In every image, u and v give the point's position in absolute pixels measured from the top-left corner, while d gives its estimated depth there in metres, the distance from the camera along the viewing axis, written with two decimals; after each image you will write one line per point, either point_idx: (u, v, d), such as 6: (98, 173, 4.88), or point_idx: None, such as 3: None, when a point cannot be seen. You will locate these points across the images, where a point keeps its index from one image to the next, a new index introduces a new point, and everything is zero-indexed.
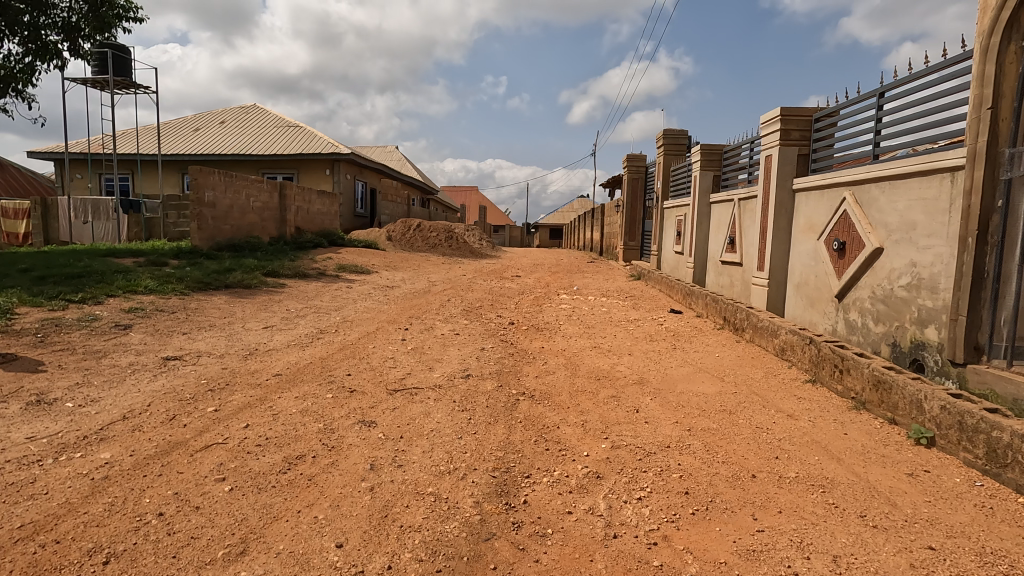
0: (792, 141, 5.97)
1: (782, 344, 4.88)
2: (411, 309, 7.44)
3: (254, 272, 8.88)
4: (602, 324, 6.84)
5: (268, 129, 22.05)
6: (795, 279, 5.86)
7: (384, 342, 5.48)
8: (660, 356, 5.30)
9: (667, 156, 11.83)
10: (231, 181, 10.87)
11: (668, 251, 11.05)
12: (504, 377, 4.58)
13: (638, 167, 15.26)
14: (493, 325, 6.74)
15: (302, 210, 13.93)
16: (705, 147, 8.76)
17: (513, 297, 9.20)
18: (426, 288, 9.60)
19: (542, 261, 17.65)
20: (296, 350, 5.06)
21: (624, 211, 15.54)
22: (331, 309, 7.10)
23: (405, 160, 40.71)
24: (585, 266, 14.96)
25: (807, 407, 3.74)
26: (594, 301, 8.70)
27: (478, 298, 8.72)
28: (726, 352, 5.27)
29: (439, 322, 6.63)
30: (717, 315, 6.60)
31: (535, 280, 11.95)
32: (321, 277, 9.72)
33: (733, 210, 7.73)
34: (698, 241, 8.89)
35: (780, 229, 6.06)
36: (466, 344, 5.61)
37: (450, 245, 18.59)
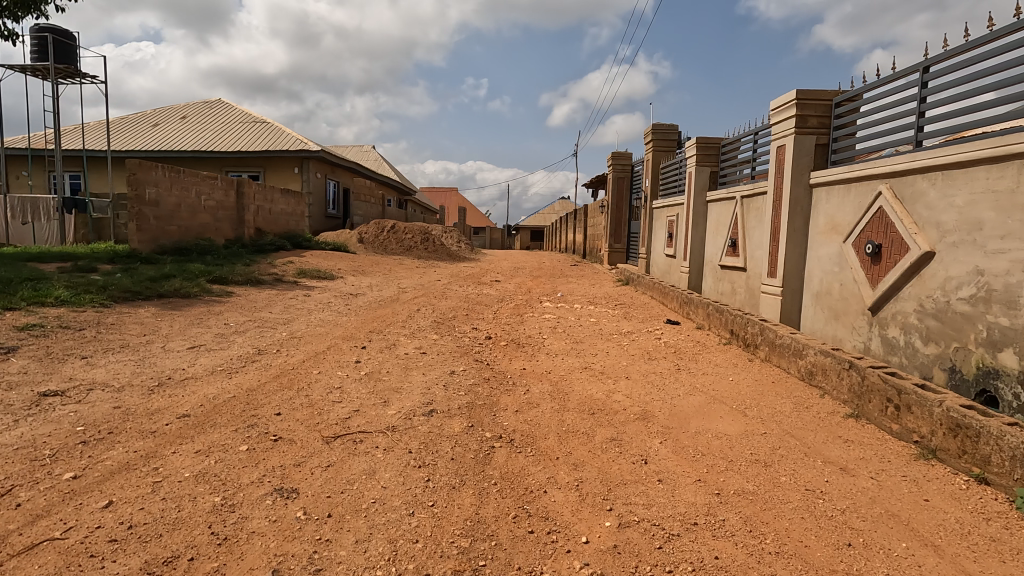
0: (809, 128, 5.20)
1: (811, 367, 4.08)
2: (373, 321, 6.52)
3: (197, 279, 7.85)
4: (591, 339, 6.00)
5: (233, 125, 20.84)
6: (814, 287, 5.08)
7: (334, 365, 4.56)
8: (663, 380, 4.47)
9: (656, 152, 11.08)
10: (178, 177, 9.80)
11: (658, 254, 10.28)
12: (477, 412, 3.71)
13: (623, 165, 14.62)
14: (467, 340, 5.86)
15: (264, 209, 12.86)
16: (701, 140, 8.00)
17: (491, 306, 8.31)
18: (394, 295, 8.67)
19: (522, 264, 16.80)
20: (221, 379, 4.10)
21: (609, 212, 14.79)
22: (279, 322, 6.14)
23: (382, 160, 39.63)
24: (569, 270, 14.15)
25: (861, 457, 2.92)
26: (581, 310, 7.85)
27: (451, 307, 7.81)
28: (741, 376, 4.45)
29: (405, 337, 5.72)
30: (722, 329, 5.79)
31: (515, 285, 11.08)
32: (276, 284, 8.71)
33: (735, 209, 6.96)
34: (693, 243, 8.12)
35: (795, 229, 5.29)
36: (433, 367, 4.72)
37: (426, 247, 17.63)
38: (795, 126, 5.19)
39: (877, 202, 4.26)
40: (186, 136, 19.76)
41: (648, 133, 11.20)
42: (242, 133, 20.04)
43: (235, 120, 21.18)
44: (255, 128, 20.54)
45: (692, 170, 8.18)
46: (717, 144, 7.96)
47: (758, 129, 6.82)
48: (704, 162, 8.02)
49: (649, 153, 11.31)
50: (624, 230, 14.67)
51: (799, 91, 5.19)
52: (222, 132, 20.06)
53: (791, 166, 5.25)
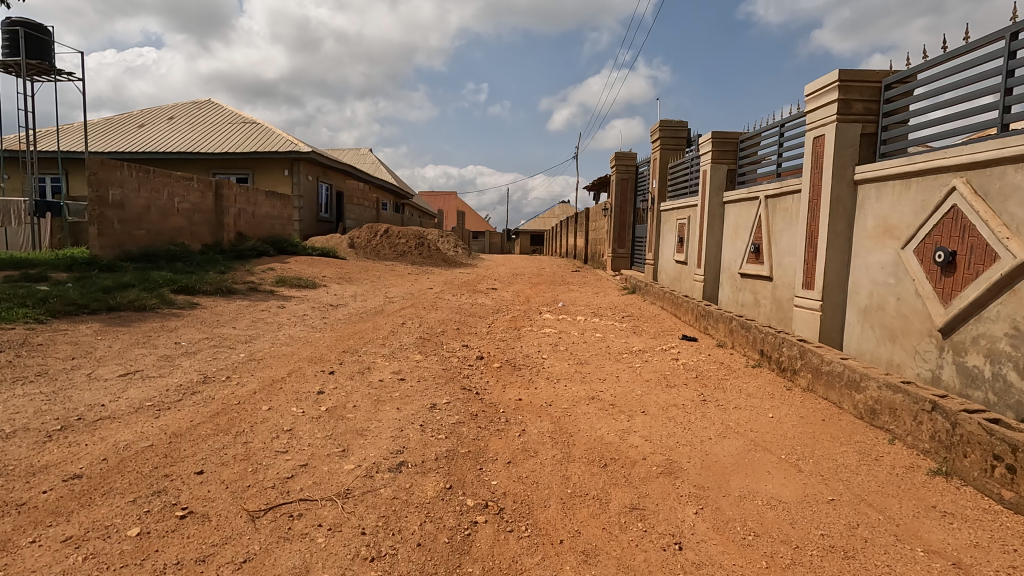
0: (854, 115, 4.44)
1: (873, 404, 3.29)
2: (350, 337, 5.75)
3: (159, 288, 7.08)
4: (598, 360, 5.22)
5: (222, 125, 20.12)
6: (862, 301, 4.31)
7: (290, 397, 3.79)
8: (688, 416, 3.69)
9: (664, 152, 10.32)
10: (147, 177, 9.05)
11: (667, 260, 9.51)
12: (459, 463, 2.94)
13: (627, 166, 13.90)
14: (455, 362, 5.09)
15: (246, 213, 12.11)
16: (717, 136, 7.25)
17: (486, 318, 7.53)
18: (379, 306, 7.90)
19: (521, 270, 16.05)
20: (144, 418, 3.32)
21: (612, 215, 14.04)
22: (241, 340, 5.36)
23: (378, 163, 38.99)
24: (569, 277, 13.39)
25: (976, 545, 2.14)
26: (585, 323, 7.07)
27: (440, 320, 7.04)
28: (782, 411, 3.67)
29: (384, 359, 4.96)
30: (750, 348, 5.02)
31: (513, 294, 10.32)
32: (250, 294, 7.95)
33: (757, 211, 6.20)
34: (708, 249, 7.35)
35: (837, 233, 4.52)
36: (411, 398, 3.94)
37: (421, 253, 16.89)
38: (837, 112, 4.43)
39: (949, 200, 3.49)
40: (172, 137, 19.03)
41: (655, 130, 10.45)
42: (230, 134, 19.31)
43: (223, 121, 20.46)
44: (244, 129, 19.82)
45: (707, 168, 7.43)
46: (735, 139, 7.22)
47: (785, 120, 6.08)
48: (721, 159, 7.26)
49: (656, 152, 10.56)
50: (627, 235, 13.92)
51: (842, 72, 4.43)
52: (209, 133, 19.33)
53: (833, 159, 4.48)
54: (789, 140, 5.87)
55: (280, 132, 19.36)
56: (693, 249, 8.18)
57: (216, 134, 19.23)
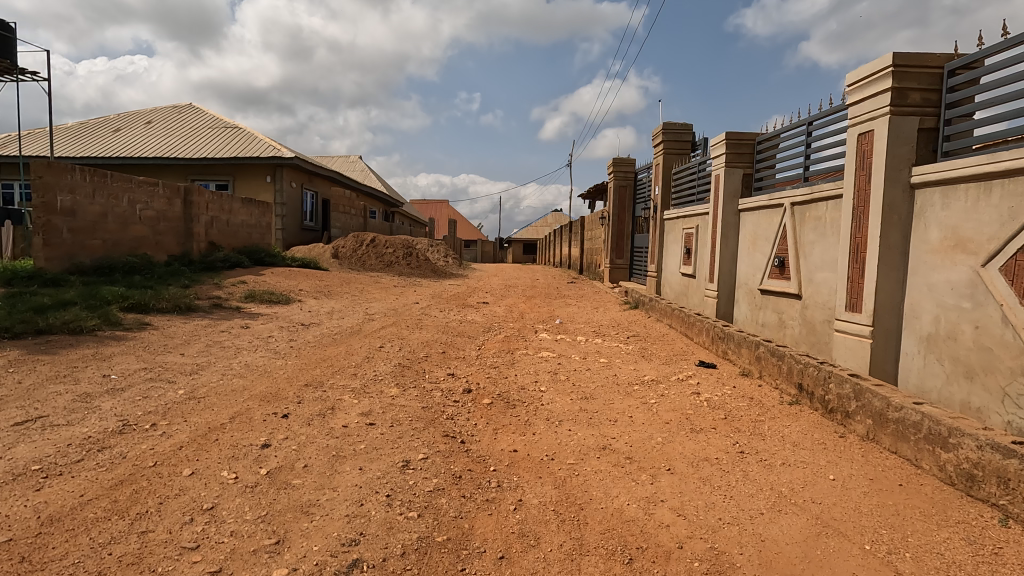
0: (909, 106, 3.74)
1: (972, 467, 2.55)
2: (318, 366, 4.97)
3: (105, 307, 6.25)
4: (604, 394, 4.46)
5: (202, 130, 19.30)
6: (925, 328, 3.59)
7: (224, 454, 2.99)
8: (726, 477, 2.93)
9: (668, 156, 9.64)
10: (103, 182, 8.23)
11: (672, 273, 8.81)
12: (434, 562, 2.17)
13: (625, 172, 13.23)
14: (437, 399, 4.31)
15: (219, 221, 11.29)
16: (732, 136, 6.56)
17: (476, 339, 6.76)
18: (357, 324, 7.11)
19: (513, 282, 15.33)
20: (19, 491, 2.51)
21: (610, 225, 13.36)
22: (185, 370, 4.55)
23: (368, 171, 38.22)
24: (565, 289, 12.66)
25: None
26: (586, 345, 6.30)
27: (424, 342, 6.27)
28: (844, 471, 2.92)
29: (353, 395, 4.18)
30: (783, 380, 4.28)
31: (506, 309, 9.55)
32: (213, 311, 7.13)
33: (782, 220, 5.50)
34: (722, 261, 6.64)
35: (890, 245, 3.80)
36: (378, 452, 3.17)
37: (409, 263, 16.11)
38: (891, 102, 3.73)
39: None
40: (149, 142, 18.18)
41: (658, 133, 9.78)
42: (209, 139, 18.48)
43: (203, 125, 19.63)
44: (224, 133, 19.00)
45: (719, 173, 6.73)
46: (751, 141, 6.53)
47: (814, 118, 5.38)
48: (735, 162, 6.56)
49: (659, 157, 9.88)
50: (626, 245, 13.23)
51: (895, 55, 3.73)
52: (188, 138, 18.50)
53: (885, 158, 3.78)
54: (819, 139, 5.17)
55: (263, 137, 18.58)
56: (703, 262, 7.48)
57: (195, 139, 18.40)
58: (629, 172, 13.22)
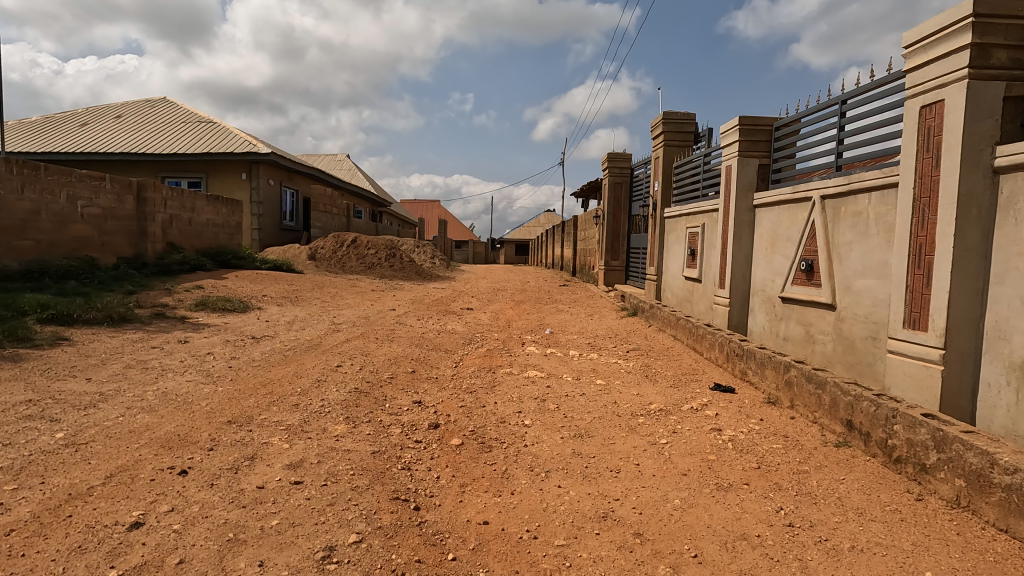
0: (993, 68, 2.92)
1: None
2: (255, 393, 4.08)
3: (15, 319, 5.32)
4: (603, 431, 3.61)
5: (174, 124, 18.29)
6: (1016, 354, 2.77)
7: (68, 544, 2.11)
8: (777, 572, 2.09)
9: (668, 148, 8.80)
10: (34, 175, 7.29)
11: (675, 277, 7.99)
12: None
13: (621, 168, 12.42)
14: (394, 439, 3.44)
15: (179, 220, 10.35)
16: (746, 121, 5.72)
17: (454, 355, 5.90)
18: (318, 336, 6.23)
19: (503, 285, 14.47)
20: None
21: (604, 224, 12.55)
22: (80, 402, 3.65)
23: (355, 170, 37.23)
24: (557, 293, 11.82)
25: None
26: (581, 362, 5.45)
27: (392, 359, 5.40)
28: (942, 563, 2.08)
29: (287, 436, 3.30)
30: (825, 414, 3.44)
31: (491, 316, 8.70)
32: (151, 322, 6.21)
33: (809, 216, 4.69)
34: (735, 265, 5.82)
35: (967, 247, 2.98)
36: (295, 532, 2.29)
37: (392, 265, 15.22)
38: (970, 63, 2.91)
39: None
40: (117, 137, 17.20)
41: (658, 123, 8.94)
42: (181, 134, 17.51)
43: (176, 120, 18.65)
44: (197, 128, 18.01)
45: (731, 163, 5.90)
46: (768, 126, 5.69)
47: (849, 96, 4.55)
48: (750, 151, 5.72)
49: (659, 149, 9.04)
50: (622, 246, 12.41)
51: (976, 1, 2.90)
52: (159, 133, 17.50)
53: (962, 135, 2.95)
54: (857, 120, 4.33)
55: (238, 132, 17.62)
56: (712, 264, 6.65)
57: (166, 134, 17.41)
58: (624, 167, 12.40)
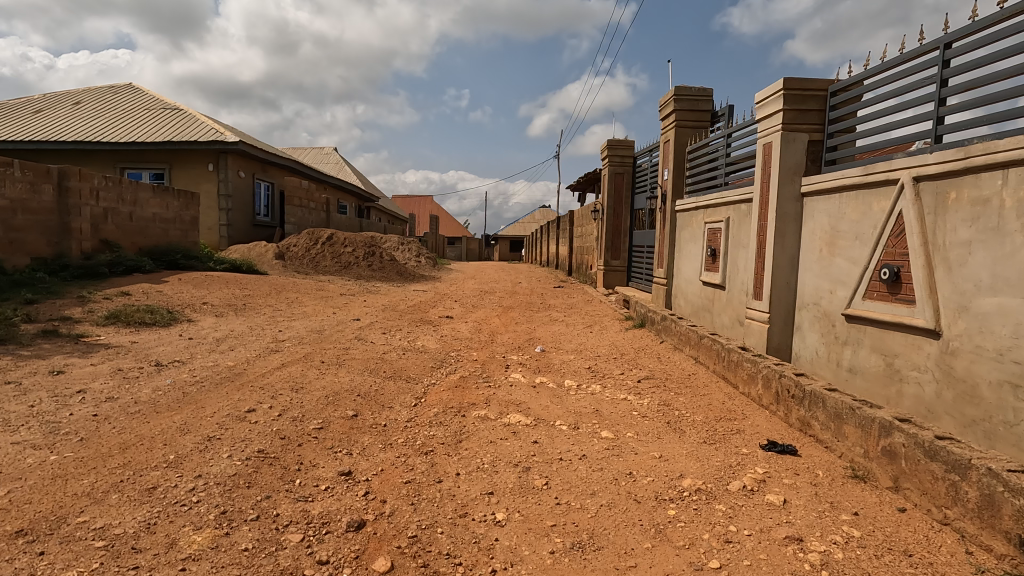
0: None
1: None
2: (101, 464, 2.76)
3: None
4: (616, 538, 2.32)
5: (136, 111, 16.86)
6: None
7: None
8: None
9: (681, 129, 7.50)
10: None
11: (692, 282, 6.71)
12: None
13: (621, 157, 11.15)
14: (282, 560, 2.14)
15: (116, 214, 8.99)
16: (793, 85, 4.42)
17: (417, 386, 4.60)
18: (246, 360, 4.91)
19: (492, 286, 13.18)
20: None
21: (604, 219, 11.28)
22: None
23: (341, 164, 35.85)
24: (551, 297, 10.52)
25: None
26: (578, 399, 4.16)
27: (330, 395, 4.10)
28: None
29: (95, 567, 1.99)
30: (974, 519, 2.16)
31: (473, 327, 7.41)
32: (31, 342, 4.88)
33: (893, 207, 3.41)
34: (777, 270, 4.53)
35: None
36: None
37: (371, 263, 13.90)
38: None
39: None
40: (71, 124, 15.81)
41: (669, 101, 7.63)
42: (143, 122, 16.11)
43: (138, 107, 17.23)
44: (161, 116, 16.61)
45: (772, 141, 4.60)
46: (822, 91, 4.40)
47: (955, 39, 3.25)
48: (798, 123, 4.43)
49: (669, 131, 7.74)
50: (624, 243, 11.14)
51: None
52: (119, 121, 16.09)
53: None
54: (973, 69, 3.05)
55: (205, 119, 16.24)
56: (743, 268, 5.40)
57: (126, 122, 16.01)
58: (627, 156, 11.12)
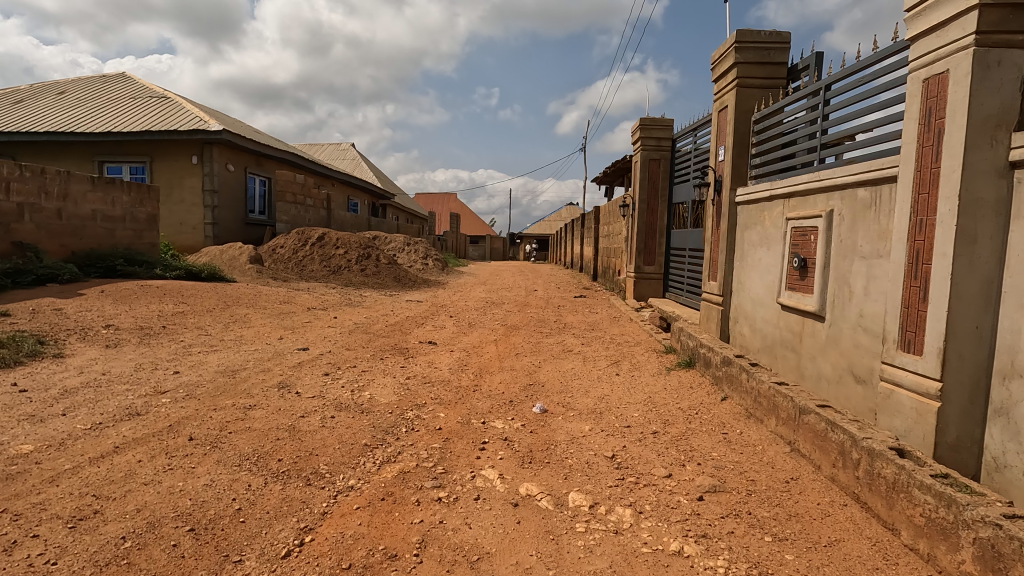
0: None
1: None
2: None
3: None
4: None
5: (122, 100, 15.54)
6: None
7: None
8: None
9: (745, 90, 5.42)
10: None
11: (768, 305, 4.67)
12: None
13: (655, 139, 9.11)
14: None
15: (35, 210, 7.40)
16: None
17: (318, 497, 2.71)
18: (65, 436, 3.12)
19: (503, 295, 11.29)
20: None
21: (635, 216, 9.27)
22: None
23: (358, 160, 34.49)
24: (570, 312, 8.55)
25: None
26: (590, 554, 2.20)
27: (131, 538, 2.23)
28: None
29: None
30: None
31: (458, 361, 5.52)
32: None
33: None
34: (956, 305, 2.48)
35: None
36: None
37: (366, 267, 12.16)
38: None
39: None
40: (50, 114, 14.56)
41: (727, 52, 5.55)
42: (126, 110, 14.75)
43: (123, 96, 15.86)
44: (147, 104, 15.23)
45: (948, 69, 2.54)
46: None
47: None
48: (1007, 30, 2.37)
49: (726, 94, 5.67)
50: (660, 245, 9.11)
51: None
52: (101, 110, 14.78)
53: None
54: None
55: (192, 107, 14.79)
56: (869, 296, 3.35)
57: (109, 111, 14.69)
58: (663, 139, 9.07)
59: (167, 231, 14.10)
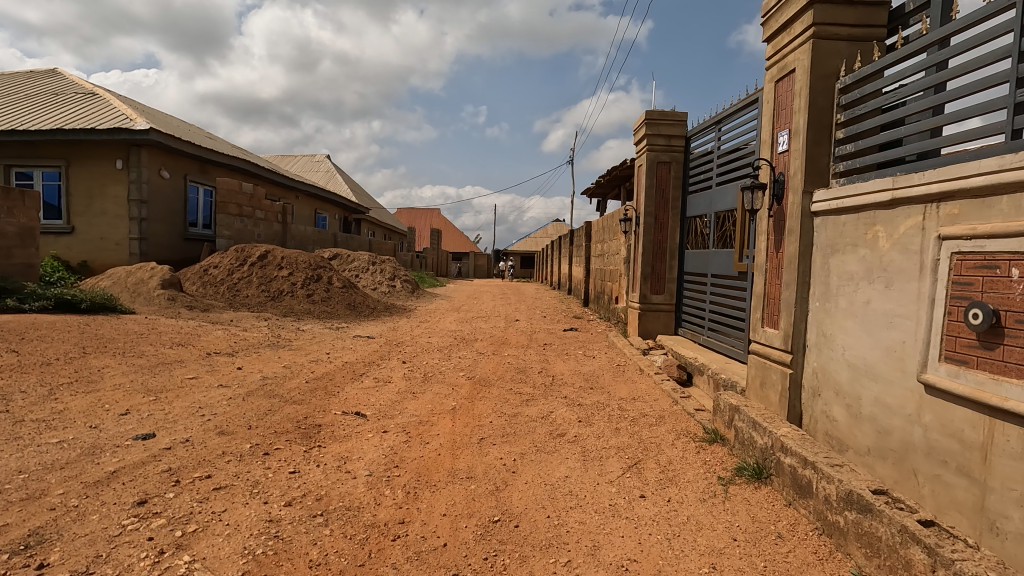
0: None
1: None
2: None
3: None
4: None
5: (43, 95, 13.48)
6: None
7: None
8: None
9: (824, 44, 3.59)
10: None
11: (895, 381, 2.78)
12: None
13: (665, 138, 7.31)
14: None
15: None
16: None
17: None
18: None
19: (479, 327, 9.35)
20: None
21: (639, 234, 7.45)
22: None
23: (333, 173, 32.54)
24: (559, 356, 6.59)
25: None
26: None
27: None
28: None
29: None
30: None
31: (388, 456, 3.52)
32: None
33: None
34: None
35: None
36: None
37: (315, 291, 10.16)
38: None
39: None
40: None
41: None
42: (43, 106, 12.70)
43: (45, 92, 13.80)
44: (71, 100, 13.18)
45: None
46: None
47: None
48: None
49: (792, 53, 3.84)
50: (670, 269, 7.28)
51: None
52: (13, 106, 12.71)
53: None
54: None
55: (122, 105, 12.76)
56: None
57: (22, 108, 12.62)
58: (675, 137, 7.28)
59: (74, 248, 11.98)
